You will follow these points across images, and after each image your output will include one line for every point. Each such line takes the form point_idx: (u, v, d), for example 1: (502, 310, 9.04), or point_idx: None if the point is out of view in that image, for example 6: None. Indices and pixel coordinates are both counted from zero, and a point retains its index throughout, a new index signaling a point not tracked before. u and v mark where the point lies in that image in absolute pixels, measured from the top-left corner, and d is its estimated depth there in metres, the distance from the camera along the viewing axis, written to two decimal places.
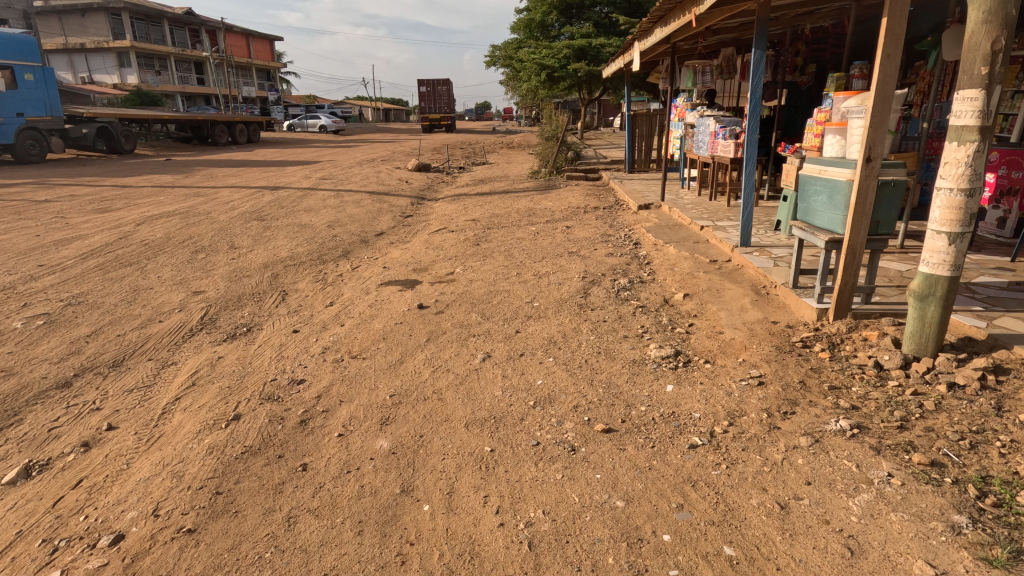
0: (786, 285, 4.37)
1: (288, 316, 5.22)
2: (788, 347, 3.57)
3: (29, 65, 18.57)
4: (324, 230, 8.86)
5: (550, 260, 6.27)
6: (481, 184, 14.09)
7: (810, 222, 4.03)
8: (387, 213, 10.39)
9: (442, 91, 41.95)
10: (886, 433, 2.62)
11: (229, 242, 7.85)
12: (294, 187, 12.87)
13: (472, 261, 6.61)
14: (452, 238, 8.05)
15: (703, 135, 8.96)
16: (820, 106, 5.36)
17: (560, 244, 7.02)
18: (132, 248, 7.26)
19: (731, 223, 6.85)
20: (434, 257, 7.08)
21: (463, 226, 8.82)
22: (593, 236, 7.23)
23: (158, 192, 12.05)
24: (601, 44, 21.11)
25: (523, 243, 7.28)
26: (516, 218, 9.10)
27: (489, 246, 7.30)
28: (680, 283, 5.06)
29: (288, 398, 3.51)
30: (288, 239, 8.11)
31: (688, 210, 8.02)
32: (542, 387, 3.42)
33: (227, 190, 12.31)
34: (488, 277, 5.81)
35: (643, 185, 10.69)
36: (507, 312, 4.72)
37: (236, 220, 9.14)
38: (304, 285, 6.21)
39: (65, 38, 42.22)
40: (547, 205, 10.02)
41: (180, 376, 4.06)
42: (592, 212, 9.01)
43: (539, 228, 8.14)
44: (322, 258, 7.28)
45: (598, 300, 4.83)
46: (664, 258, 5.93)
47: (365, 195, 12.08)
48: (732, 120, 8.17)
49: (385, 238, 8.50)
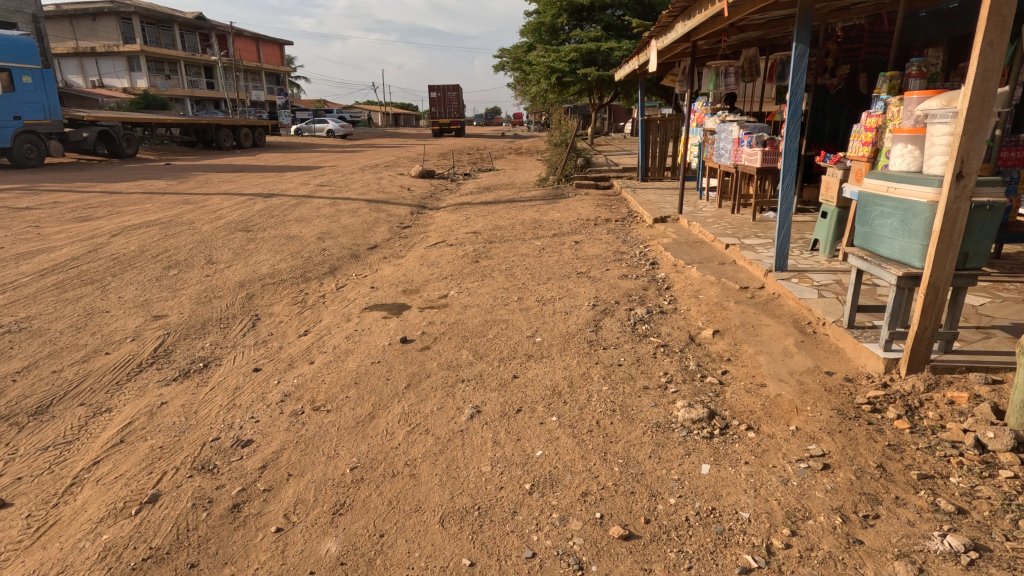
0: (838, 324, 3.63)
1: (254, 349, 4.55)
2: (853, 412, 2.82)
3: (26, 68, 18.23)
4: (314, 242, 8.23)
5: (557, 282, 5.57)
6: (486, 192, 13.43)
7: (872, 250, 3.31)
8: (384, 224, 9.75)
9: (451, 96, 41.50)
10: (1018, 562, 1.88)
11: (207, 256, 7.22)
12: (290, 194, 12.28)
13: (469, 282, 5.92)
14: (450, 254, 7.38)
15: (724, 142, 8.27)
16: (869, 110, 4.69)
17: (567, 262, 6.30)
18: (98, 263, 6.65)
19: (761, 241, 6.11)
20: (428, 275, 6.41)
21: (462, 239, 8.15)
22: (605, 254, 6.52)
23: (147, 199, 11.49)
24: (611, 48, 20.47)
25: (527, 260, 6.59)
26: (520, 230, 8.41)
27: (489, 264, 6.61)
28: (707, 316, 4.33)
29: (226, 469, 2.82)
30: (272, 254, 7.47)
31: (709, 224, 7.28)
32: (542, 461, 2.71)
33: (219, 197, 11.74)
34: (486, 302, 5.12)
35: (658, 195, 9.95)
36: (503, 351, 4.02)
37: (220, 231, 8.53)
38: (280, 309, 5.55)
39: (75, 42, 42.30)
40: (555, 216, 9.33)
41: (109, 429, 3.39)
42: (603, 225, 8.29)
43: (545, 243, 7.44)
44: (306, 276, 6.64)
45: (611, 336, 4.11)
46: (686, 282, 5.20)
47: (363, 204, 11.46)
48: (758, 126, 7.53)
49: (379, 252, 7.84)
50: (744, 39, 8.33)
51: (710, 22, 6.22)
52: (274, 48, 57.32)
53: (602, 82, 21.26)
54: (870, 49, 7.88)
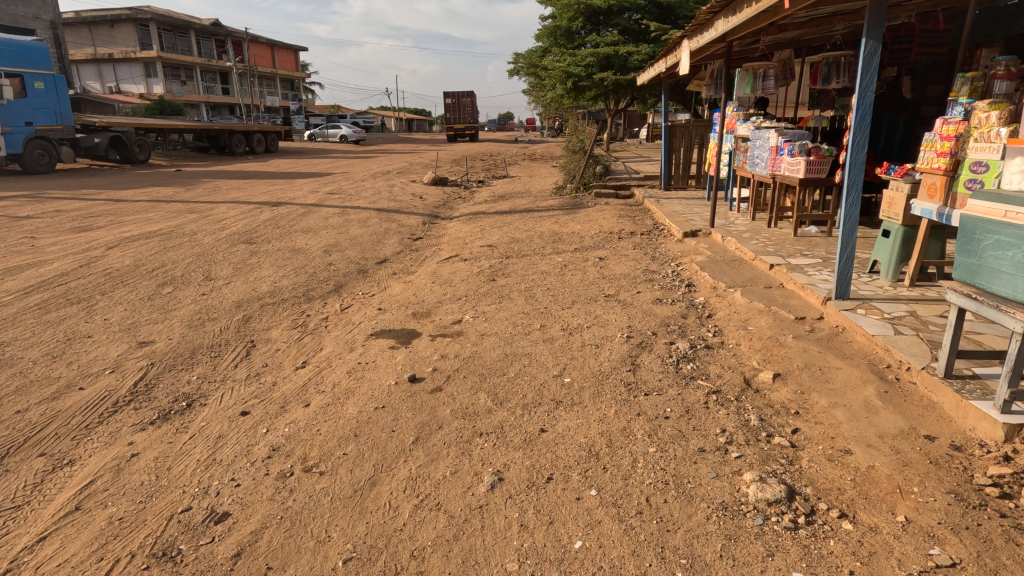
0: (930, 371, 3.04)
1: (245, 384, 4.05)
2: (976, 499, 2.24)
3: (38, 74, 18.10)
4: (320, 256, 7.75)
5: (583, 307, 5.01)
6: (500, 200, 12.92)
7: (980, 285, 2.73)
8: (395, 235, 9.27)
9: (466, 102, 41.31)
10: None
11: (205, 271, 6.76)
12: (298, 203, 11.86)
13: (486, 304, 5.39)
14: (464, 270, 6.86)
15: (759, 150, 7.69)
16: (947, 115, 4.12)
17: (592, 283, 5.75)
18: (88, 280, 6.21)
19: (809, 261, 5.52)
20: (441, 295, 5.90)
21: (477, 254, 7.63)
22: (634, 273, 5.96)
23: (151, 208, 11.11)
24: (628, 52, 19.94)
25: (549, 279, 6.06)
26: (539, 244, 7.87)
27: (507, 282, 6.07)
28: (762, 353, 3.74)
29: (192, 559, 2.30)
30: (274, 269, 7.00)
31: (746, 240, 6.69)
32: (583, 558, 2.16)
33: (225, 206, 11.34)
34: (505, 329, 4.59)
35: (685, 207, 9.36)
36: (527, 395, 3.48)
37: (222, 243, 8.10)
38: (278, 335, 5.05)
39: (93, 48, 42.67)
40: (575, 228, 8.77)
41: (64, 491, 2.88)
42: (628, 239, 7.73)
43: (567, 259, 6.89)
44: (309, 295, 6.15)
45: (652, 378, 3.54)
46: (730, 309, 4.61)
47: (373, 213, 11.00)
48: (798, 133, 7.03)
49: (387, 267, 7.35)
50: (779, 41, 7.76)
51: (752, 22, 5.66)
52: (288, 53, 57.46)
53: (619, 88, 20.73)
54: (921, 50, 7.16)
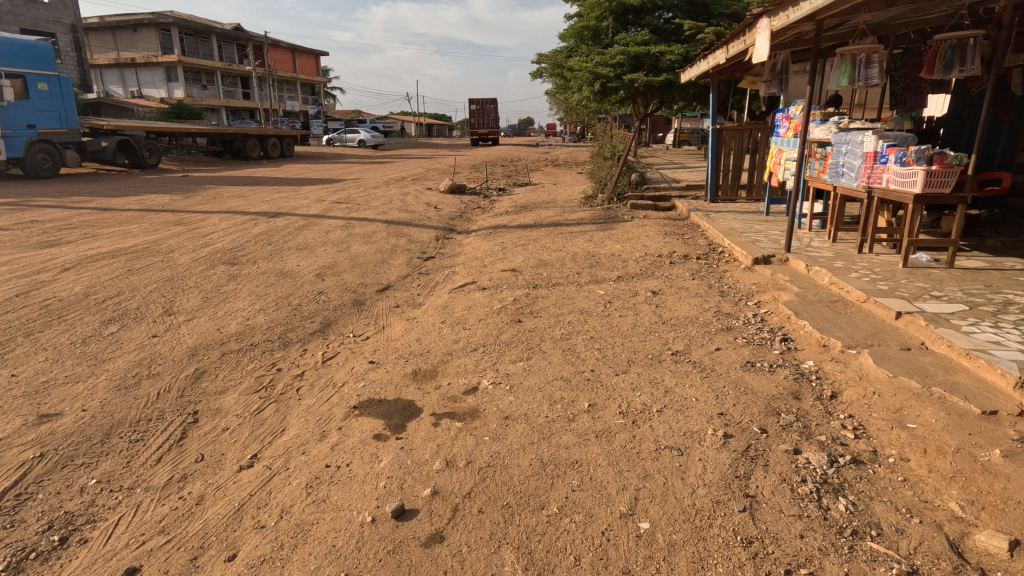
0: None
1: (157, 500, 2.76)
2: None
3: (42, 75, 17.40)
4: (312, 281, 6.50)
5: (644, 372, 3.65)
6: (524, 211, 11.62)
7: None
8: (402, 255, 8.00)
9: (490, 109, 40.49)
10: None
11: (166, 303, 5.54)
12: (299, 214, 10.67)
13: (509, 361, 4.06)
14: (482, 304, 5.53)
15: (845, 157, 6.27)
16: None
17: (649, 331, 4.38)
18: (17, 314, 5.03)
19: (949, 308, 4.08)
20: (451, 342, 4.57)
21: (498, 282, 6.30)
22: (704, 318, 4.58)
23: (137, 219, 10.01)
24: (661, 52, 18.49)
25: (591, 322, 4.70)
26: (574, 269, 6.52)
27: (537, 325, 4.73)
28: (963, 486, 2.32)
29: None
30: (253, 299, 5.78)
31: (842, 271, 5.25)
32: None
33: (219, 217, 10.24)
34: (538, 411, 3.24)
35: (743, 224, 7.96)
36: (582, 560, 2.12)
37: (200, 264, 6.92)
38: (232, 404, 3.76)
39: (116, 53, 42.62)
40: (614, 248, 7.40)
41: None
42: (683, 266, 6.34)
43: (611, 292, 5.53)
44: (286, 338, 4.88)
45: (790, 533, 2.16)
46: (863, 386, 3.20)
47: (380, 227, 9.76)
48: (902, 136, 5.61)
49: (389, 298, 6.06)
50: (871, 22, 6.29)
51: None
52: (310, 58, 57.09)
53: (650, 91, 19.33)
54: None
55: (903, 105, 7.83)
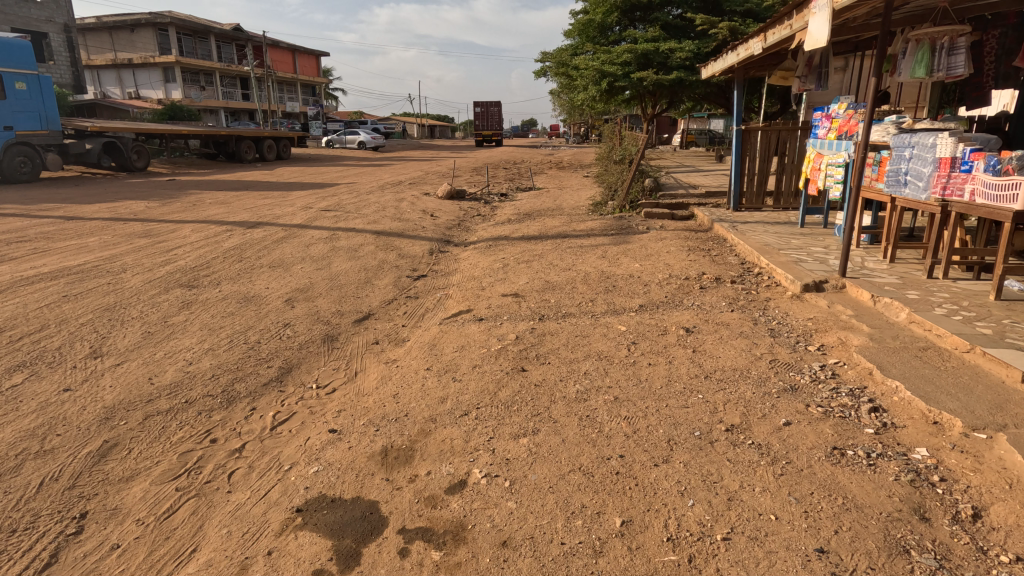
0: None
1: None
2: None
3: (20, 74, 16.51)
4: (279, 309, 5.54)
5: (695, 465, 2.67)
6: (527, 220, 10.65)
7: None
8: (389, 273, 7.05)
9: (494, 111, 39.58)
10: None
11: (96, 341, 4.59)
12: (280, 224, 9.75)
13: (509, 436, 3.09)
14: (477, 341, 4.58)
15: (909, 163, 5.29)
16: None
17: (690, 390, 3.41)
18: None
19: None
20: (436, 401, 3.61)
21: (497, 310, 5.34)
22: (758, 372, 3.59)
23: (101, 229, 9.09)
24: (671, 49, 17.45)
25: (614, 374, 3.73)
26: (586, 295, 5.54)
27: (544, 377, 3.77)
28: None
29: None
30: (205, 335, 4.83)
31: (919, 304, 4.28)
32: None
33: (191, 228, 9.32)
34: (551, 537, 2.28)
35: (778, 238, 6.97)
36: None
37: (152, 287, 5.97)
38: (136, 500, 2.80)
39: (113, 53, 41.78)
40: (631, 267, 6.44)
41: None
42: (716, 292, 5.36)
43: (634, 328, 4.55)
44: (232, 391, 3.92)
45: None
46: (1019, 503, 2.24)
47: (368, 238, 8.81)
48: (983, 136, 4.64)
49: (367, 331, 5.10)
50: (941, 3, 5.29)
51: None
52: (310, 58, 56.36)
53: (659, 90, 18.34)
54: None
55: (960, 102, 6.84)
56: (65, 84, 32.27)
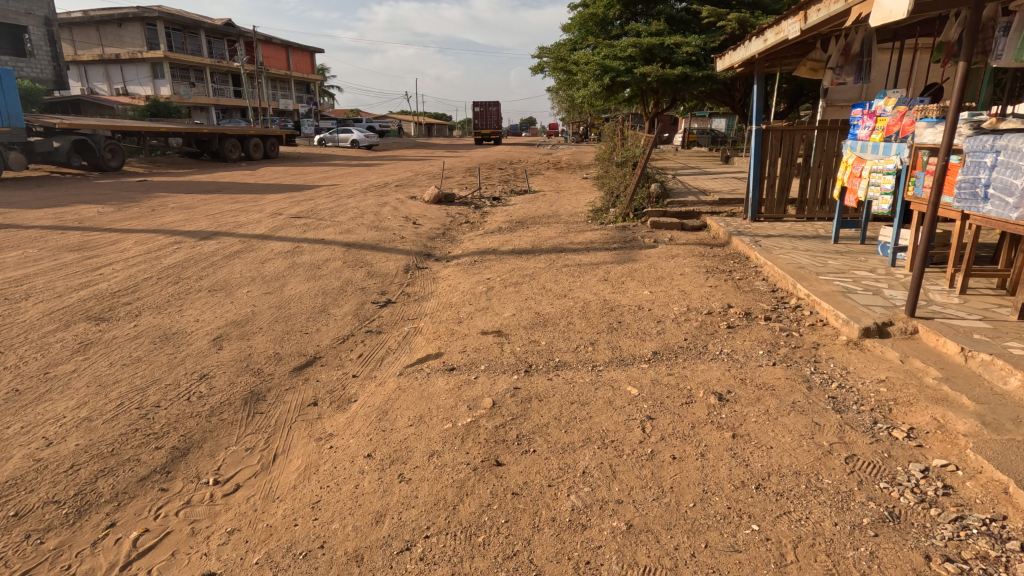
0: None
1: None
2: None
3: None
4: (200, 353, 4.42)
5: None
6: (519, 228, 9.55)
7: None
8: (353, 297, 5.95)
9: (492, 109, 38.44)
10: None
11: None
12: (240, 234, 8.64)
13: None
14: (441, 407, 3.46)
15: (992, 173, 4.19)
16: None
17: (741, 516, 2.30)
18: None
19: None
20: (367, 520, 2.50)
21: (473, 356, 4.23)
22: (833, 480, 2.48)
23: (32, 241, 7.97)
24: (677, 43, 16.36)
25: (624, 476, 2.62)
26: (585, 335, 4.43)
27: (527, 479, 2.67)
28: None
29: None
30: (90, 394, 3.71)
31: None
32: None
33: (137, 238, 8.20)
34: None
35: (814, 258, 5.86)
36: None
37: (52, 322, 4.83)
38: None
39: (99, 47, 40.39)
40: (640, 294, 5.35)
41: None
42: (749, 334, 4.25)
43: (648, 391, 3.44)
44: (91, 492, 2.80)
45: None
46: None
47: (336, 252, 7.71)
48: None
49: (305, 385, 3.99)
50: None
51: None
52: (304, 55, 55.12)
53: (663, 87, 17.21)
54: None
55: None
56: (46, 79, 31.01)
